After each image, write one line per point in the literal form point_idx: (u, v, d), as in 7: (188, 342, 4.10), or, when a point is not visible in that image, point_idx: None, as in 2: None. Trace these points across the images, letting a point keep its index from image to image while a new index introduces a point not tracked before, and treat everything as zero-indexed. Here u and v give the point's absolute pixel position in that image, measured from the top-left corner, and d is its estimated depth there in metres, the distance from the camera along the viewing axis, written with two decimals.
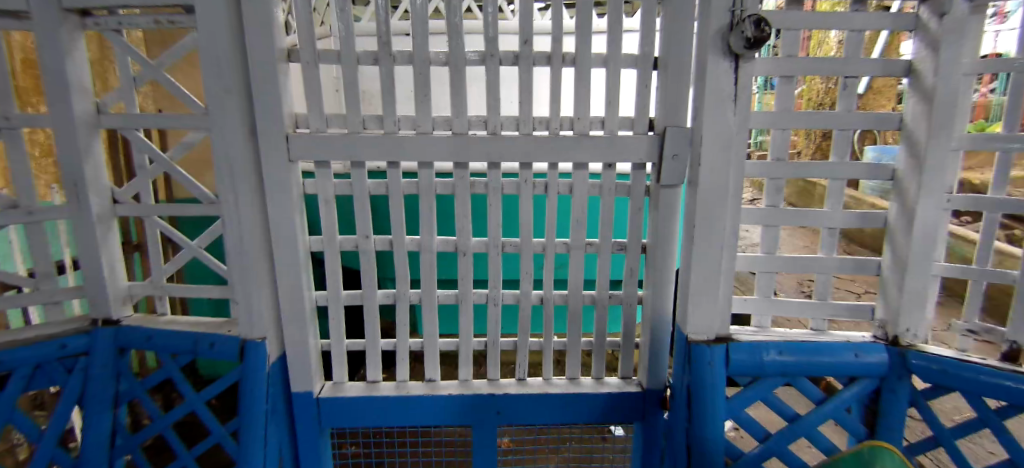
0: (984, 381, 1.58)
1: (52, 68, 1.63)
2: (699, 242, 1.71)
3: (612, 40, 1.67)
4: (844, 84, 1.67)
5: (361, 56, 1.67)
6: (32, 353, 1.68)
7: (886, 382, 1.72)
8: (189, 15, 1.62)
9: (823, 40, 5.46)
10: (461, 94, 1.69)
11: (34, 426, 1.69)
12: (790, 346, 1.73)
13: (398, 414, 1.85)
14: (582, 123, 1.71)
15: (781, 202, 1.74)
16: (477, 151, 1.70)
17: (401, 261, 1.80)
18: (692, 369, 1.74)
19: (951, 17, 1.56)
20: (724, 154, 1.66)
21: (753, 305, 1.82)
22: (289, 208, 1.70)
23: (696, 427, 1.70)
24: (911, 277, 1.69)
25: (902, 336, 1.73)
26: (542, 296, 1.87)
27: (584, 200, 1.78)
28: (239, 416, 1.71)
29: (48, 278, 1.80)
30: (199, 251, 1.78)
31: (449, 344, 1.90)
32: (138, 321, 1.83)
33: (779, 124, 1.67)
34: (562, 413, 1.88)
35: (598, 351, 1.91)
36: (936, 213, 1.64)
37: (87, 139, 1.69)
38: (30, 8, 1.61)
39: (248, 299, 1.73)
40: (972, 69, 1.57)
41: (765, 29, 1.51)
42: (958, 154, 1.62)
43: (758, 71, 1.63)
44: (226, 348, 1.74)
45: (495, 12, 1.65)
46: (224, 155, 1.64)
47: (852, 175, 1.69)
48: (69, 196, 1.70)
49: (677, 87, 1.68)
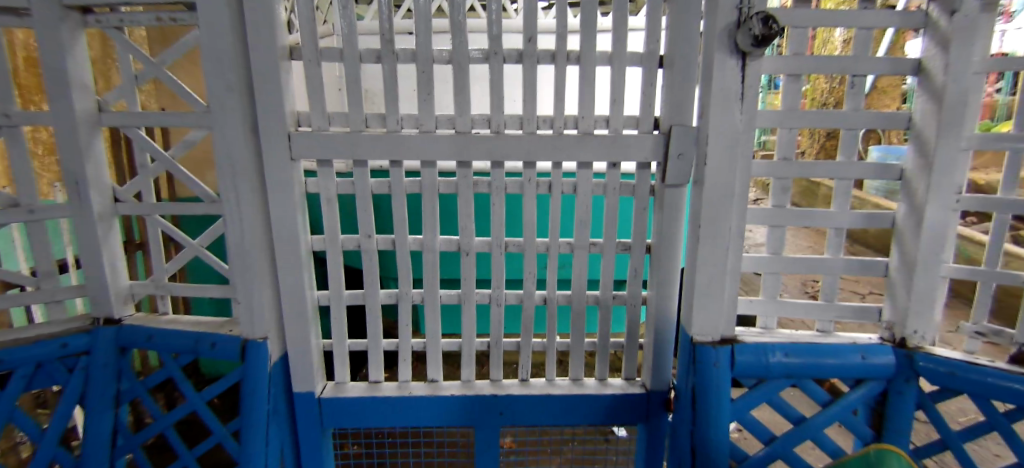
0: (992, 384, 1.57)
1: (53, 66, 1.62)
2: (705, 243, 1.69)
3: (618, 38, 1.66)
4: (852, 83, 1.66)
5: (364, 54, 1.66)
6: (33, 352, 1.68)
7: (893, 384, 1.70)
8: (191, 13, 1.61)
9: (828, 39, 5.42)
10: (465, 93, 1.67)
11: (35, 425, 1.69)
12: (795, 348, 1.71)
13: (400, 415, 1.84)
14: (586, 122, 1.69)
15: (787, 202, 1.72)
16: (481, 150, 1.69)
17: (404, 261, 1.79)
18: (696, 370, 1.73)
19: (961, 14, 1.54)
20: (730, 153, 1.64)
21: (758, 306, 1.80)
22: (291, 207, 1.69)
23: (701, 429, 1.68)
24: (918, 278, 1.67)
25: (910, 338, 1.71)
26: (546, 297, 1.85)
27: (588, 200, 1.76)
28: (240, 416, 1.70)
29: (49, 277, 1.79)
30: (200, 249, 1.77)
31: (451, 345, 1.89)
32: (139, 320, 1.82)
33: (786, 123, 1.65)
34: (566, 414, 1.86)
35: (602, 352, 1.89)
36: (945, 213, 1.62)
37: (88, 137, 1.68)
38: (31, 5, 1.59)
39: (249, 298, 1.71)
40: (982, 68, 1.54)
41: (773, 27, 1.49)
42: (968, 154, 1.60)
43: (764, 69, 1.61)
44: (227, 348, 1.73)
45: (499, 10, 1.63)
46: (226, 153, 1.63)
47: (860, 175, 1.67)
48: (70, 195, 1.69)
49: (682, 85, 1.66)
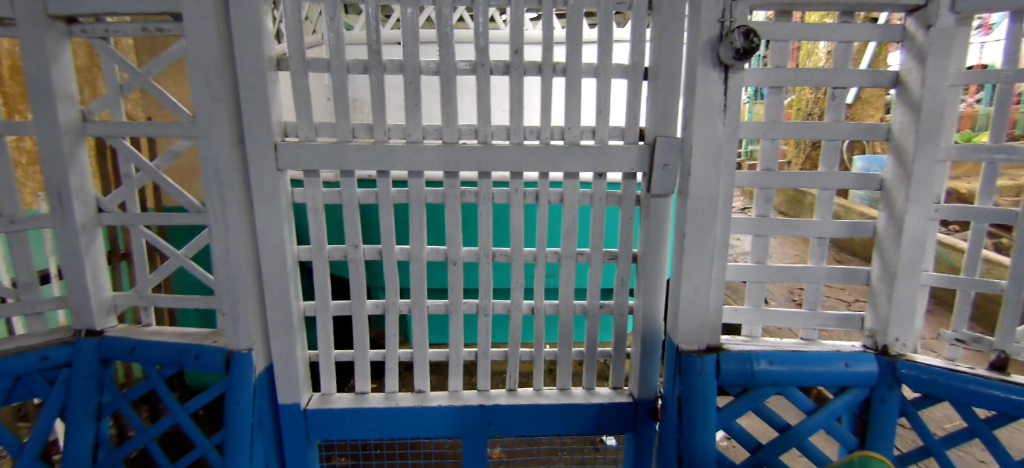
0: (972, 391, 1.59)
1: (37, 76, 1.61)
2: (690, 253, 1.71)
3: (603, 50, 1.68)
4: (833, 95, 1.69)
5: (351, 65, 1.66)
6: (13, 365, 1.65)
7: (876, 392, 1.72)
8: (178, 23, 1.61)
9: (813, 51, 5.51)
10: (452, 103, 1.68)
11: (14, 439, 1.65)
12: (780, 356, 1.73)
13: (387, 426, 1.82)
14: (573, 133, 1.71)
15: (771, 212, 1.75)
16: (468, 161, 1.70)
17: (390, 271, 1.78)
18: (683, 379, 1.73)
19: (937, 28, 1.58)
20: (714, 164, 1.67)
21: (744, 315, 1.82)
22: (277, 217, 1.68)
23: (688, 437, 1.69)
24: (899, 286, 1.70)
25: (892, 345, 1.74)
26: (533, 306, 1.86)
27: (575, 210, 1.77)
28: (224, 429, 1.69)
29: (30, 288, 1.76)
30: (185, 260, 1.75)
31: (439, 355, 1.88)
32: (122, 332, 1.80)
33: (768, 134, 1.68)
34: (554, 424, 1.86)
35: (590, 361, 1.89)
36: (923, 222, 1.65)
37: (72, 148, 1.67)
38: (15, 14, 1.59)
39: (234, 310, 1.70)
40: (958, 81, 1.58)
41: (754, 40, 1.52)
42: (944, 164, 1.64)
43: (747, 81, 1.65)
44: (211, 359, 1.71)
45: (485, 21, 1.65)
46: (212, 164, 1.62)
47: (841, 185, 1.70)
48: (53, 205, 1.67)
49: (667, 97, 1.68)
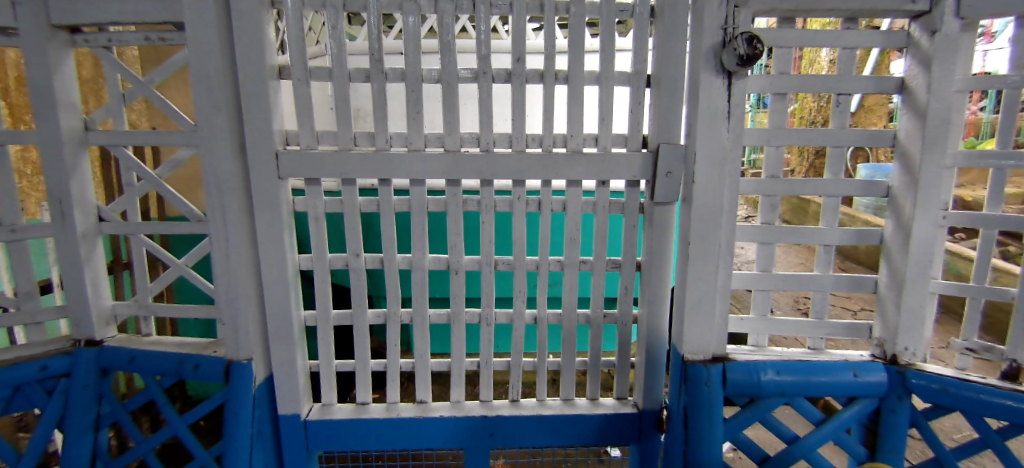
0: (984, 400, 1.56)
1: (40, 86, 1.61)
2: (695, 261, 1.69)
3: (605, 59, 1.67)
4: (838, 102, 1.67)
5: (352, 73, 1.65)
6: (11, 375, 1.63)
7: (886, 402, 1.69)
8: (180, 32, 1.61)
9: (813, 59, 5.52)
10: (453, 111, 1.67)
11: (11, 450, 1.62)
12: (787, 366, 1.70)
13: (389, 437, 1.80)
14: (575, 140, 1.70)
15: (776, 220, 1.73)
16: (471, 169, 1.68)
17: (391, 279, 1.77)
18: (688, 390, 1.71)
19: (942, 34, 1.57)
20: (718, 172, 1.66)
21: (751, 325, 1.78)
22: (278, 225, 1.67)
23: (695, 449, 1.66)
24: (907, 294, 1.67)
25: (901, 354, 1.71)
26: (536, 316, 1.83)
27: (578, 218, 1.75)
28: (224, 440, 1.66)
29: (31, 298, 1.75)
30: (186, 269, 1.74)
31: (441, 365, 1.86)
32: (121, 341, 1.78)
33: (773, 141, 1.65)
34: (558, 435, 1.83)
35: (593, 371, 1.86)
36: (932, 229, 1.63)
37: (74, 157, 1.67)
38: (18, 24, 1.59)
39: (235, 320, 1.69)
40: (964, 86, 1.56)
41: (758, 46, 1.50)
42: (953, 171, 1.61)
43: (751, 88, 1.63)
44: (212, 369, 1.69)
45: (487, 30, 1.65)
46: (214, 173, 1.62)
47: (847, 192, 1.68)
48: (54, 214, 1.67)
49: (671, 104, 1.67)
